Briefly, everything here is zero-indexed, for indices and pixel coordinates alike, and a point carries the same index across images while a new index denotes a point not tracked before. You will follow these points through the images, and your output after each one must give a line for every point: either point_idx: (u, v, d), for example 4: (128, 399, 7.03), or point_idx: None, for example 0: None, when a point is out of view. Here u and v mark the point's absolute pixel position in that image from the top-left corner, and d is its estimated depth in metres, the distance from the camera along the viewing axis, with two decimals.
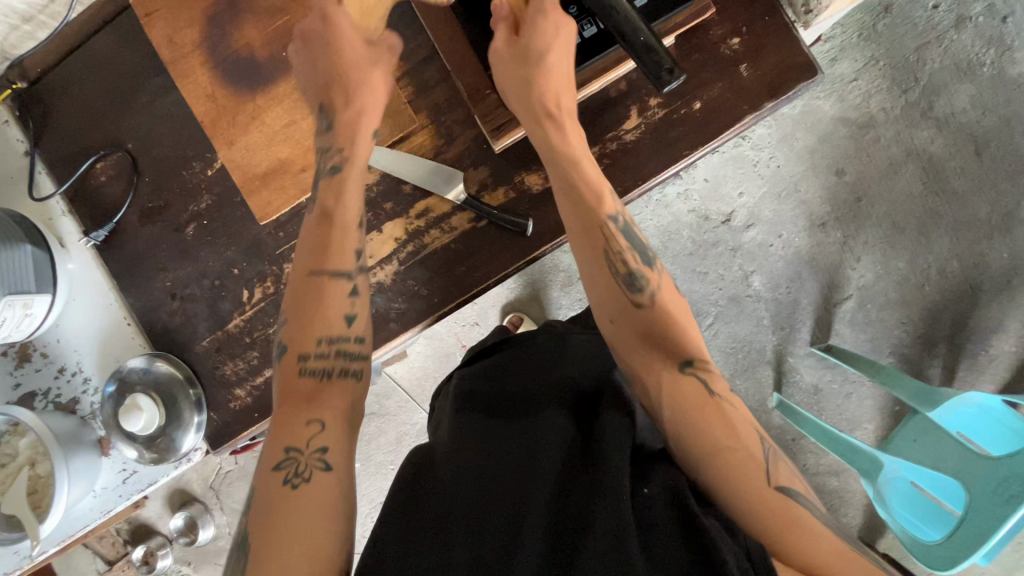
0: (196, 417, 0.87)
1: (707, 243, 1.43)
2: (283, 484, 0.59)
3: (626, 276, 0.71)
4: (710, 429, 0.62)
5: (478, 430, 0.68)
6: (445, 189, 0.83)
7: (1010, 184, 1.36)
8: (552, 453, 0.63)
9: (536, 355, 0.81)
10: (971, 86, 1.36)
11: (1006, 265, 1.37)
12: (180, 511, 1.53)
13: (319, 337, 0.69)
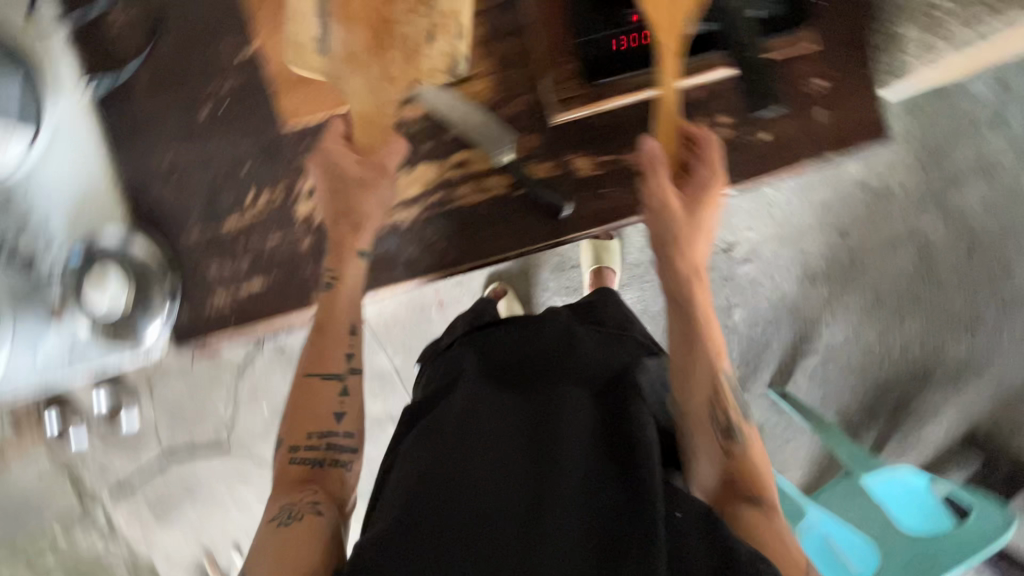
0: (167, 307, 0.81)
1: None
2: (276, 525, 0.63)
3: (725, 423, 0.75)
4: (762, 534, 0.63)
5: (503, 416, 0.68)
6: (490, 146, 0.78)
7: (989, 287, 1.43)
8: (579, 447, 0.64)
9: (557, 339, 0.80)
10: (985, 187, 1.41)
11: (960, 360, 1.45)
12: (104, 393, 1.45)
13: (310, 431, 0.73)
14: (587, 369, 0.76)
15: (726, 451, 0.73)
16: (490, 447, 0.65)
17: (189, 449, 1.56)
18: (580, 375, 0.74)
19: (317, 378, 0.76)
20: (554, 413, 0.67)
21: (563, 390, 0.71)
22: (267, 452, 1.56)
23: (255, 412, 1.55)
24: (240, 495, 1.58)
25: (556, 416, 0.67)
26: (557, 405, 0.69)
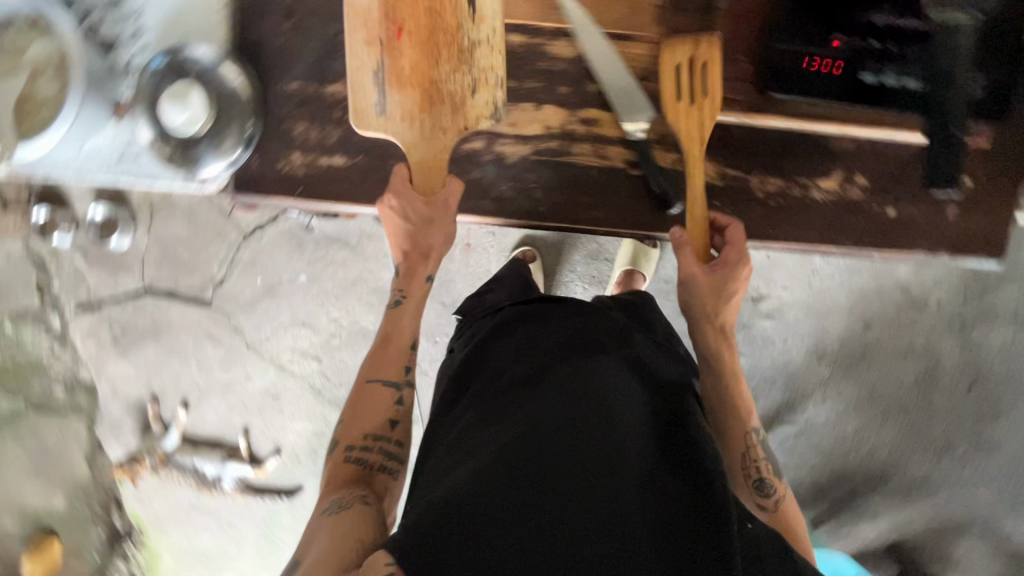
0: (237, 152, 0.81)
1: None
2: (325, 513, 0.61)
3: (758, 478, 0.79)
4: None
5: (564, 395, 0.65)
6: (627, 116, 0.85)
7: (974, 424, 1.47)
8: (642, 437, 0.61)
9: (614, 330, 0.77)
10: (1011, 333, 1.43)
11: (917, 478, 1.50)
12: (102, 204, 1.42)
13: (367, 431, 0.73)
14: (645, 363, 0.72)
15: (760, 507, 0.78)
16: (553, 427, 0.61)
17: (169, 292, 1.52)
18: (638, 366, 0.71)
19: (375, 383, 0.77)
20: (616, 398, 0.64)
21: (624, 378, 0.67)
22: (245, 323, 1.53)
23: (247, 280, 1.51)
24: (203, 353, 1.55)
25: (619, 402, 0.64)
26: (619, 390, 0.65)
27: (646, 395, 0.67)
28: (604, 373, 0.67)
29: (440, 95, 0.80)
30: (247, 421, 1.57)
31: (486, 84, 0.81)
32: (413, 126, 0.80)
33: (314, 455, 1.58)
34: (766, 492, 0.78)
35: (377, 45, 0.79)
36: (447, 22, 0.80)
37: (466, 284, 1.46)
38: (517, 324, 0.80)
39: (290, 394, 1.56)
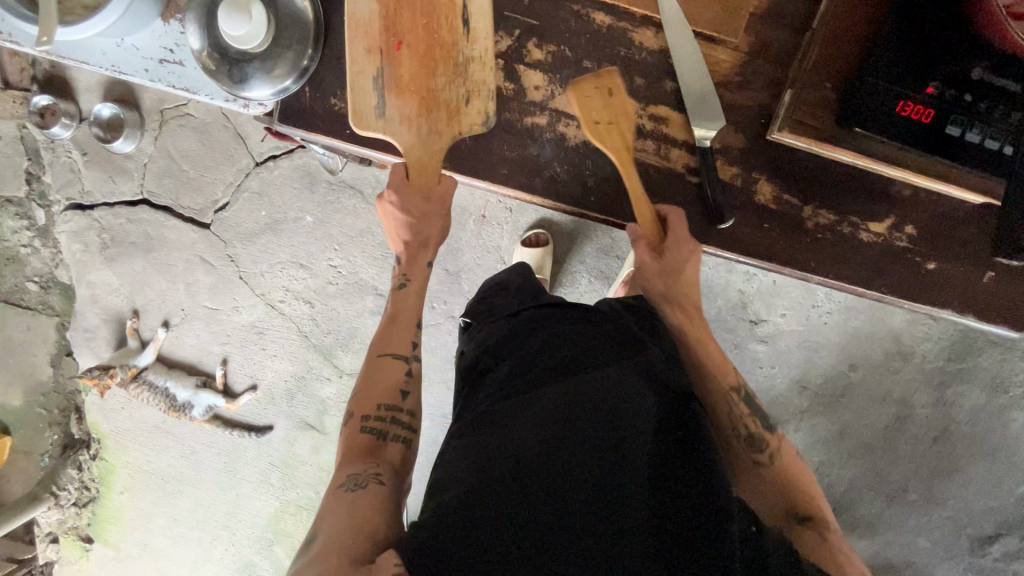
0: (288, 82, 0.64)
1: (723, 323, 1.48)
2: (341, 489, 0.60)
3: (748, 434, 0.73)
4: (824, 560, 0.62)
5: (568, 401, 0.62)
6: None
7: (930, 477, 1.53)
8: (645, 451, 0.59)
9: (629, 332, 0.72)
10: (984, 398, 1.48)
11: (866, 518, 1.56)
12: (113, 103, 1.41)
13: (380, 401, 0.69)
14: (658, 368, 0.68)
15: (757, 464, 0.73)
16: (553, 436, 0.59)
17: (169, 208, 1.47)
18: (649, 371, 0.67)
19: (387, 357, 0.72)
20: (622, 408, 0.61)
21: (632, 385, 0.64)
22: (242, 253, 1.49)
23: (251, 211, 1.47)
24: (193, 277, 1.50)
25: (625, 412, 0.61)
26: (625, 393, 0.62)
27: (654, 404, 0.63)
28: (611, 380, 0.64)
29: (434, 102, 0.62)
30: (228, 353, 1.54)
31: (482, 95, 0.62)
32: (411, 130, 0.62)
33: (290, 398, 1.56)
34: (760, 446, 0.73)
35: (374, 32, 0.61)
36: (438, 6, 0.61)
37: (474, 256, 1.44)
38: (530, 320, 0.76)
39: (276, 333, 1.53)
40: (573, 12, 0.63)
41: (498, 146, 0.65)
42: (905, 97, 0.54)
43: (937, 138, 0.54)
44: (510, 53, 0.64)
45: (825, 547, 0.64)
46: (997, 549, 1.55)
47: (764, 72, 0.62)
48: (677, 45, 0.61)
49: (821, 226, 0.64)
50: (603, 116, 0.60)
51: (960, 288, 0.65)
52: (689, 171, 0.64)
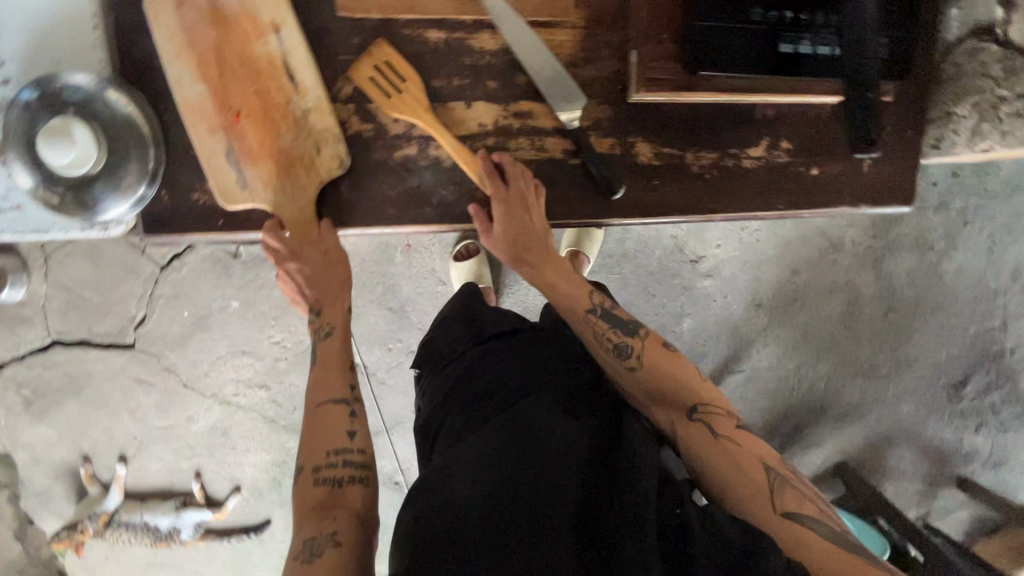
0: (143, 190, 0.60)
1: (668, 271, 1.51)
2: (298, 560, 0.56)
3: (616, 344, 0.73)
4: (713, 461, 0.64)
5: (497, 437, 0.62)
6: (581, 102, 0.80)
7: (893, 346, 1.62)
8: (574, 469, 0.58)
9: (559, 363, 0.74)
10: (915, 261, 1.57)
11: (852, 403, 1.64)
12: None
13: (328, 448, 0.67)
14: (586, 395, 0.70)
15: (629, 368, 0.72)
16: (483, 472, 0.58)
17: (83, 341, 1.38)
18: (578, 399, 0.69)
19: (327, 405, 0.70)
20: (548, 434, 0.62)
21: (559, 413, 0.65)
22: (178, 361, 1.41)
23: (172, 316, 1.39)
24: (135, 402, 1.41)
25: (552, 437, 0.61)
26: (551, 421, 0.63)
27: (586, 424, 0.65)
28: (537, 411, 0.65)
29: (289, 159, 0.61)
30: (198, 464, 1.47)
31: (330, 138, 0.61)
32: (277, 193, 0.61)
33: (277, 485, 1.51)
34: (627, 352, 0.73)
35: (208, 114, 0.59)
36: (261, 70, 0.59)
37: (413, 285, 1.42)
38: (469, 367, 0.75)
39: (241, 428, 1.47)
40: (406, 36, 0.60)
41: (379, 188, 0.63)
42: (736, 27, 0.55)
43: (776, 57, 0.56)
44: (357, 96, 0.61)
45: (710, 441, 0.65)
46: (970, 389, 1.66)
47: (607, 40, 0.62)
48: (514, 41, 0.60)
49: (707, 167, 0.66)
50: (411, 71, 0.60)
51: (848, 183, 0.68)
52: (569, 154, 0.65)
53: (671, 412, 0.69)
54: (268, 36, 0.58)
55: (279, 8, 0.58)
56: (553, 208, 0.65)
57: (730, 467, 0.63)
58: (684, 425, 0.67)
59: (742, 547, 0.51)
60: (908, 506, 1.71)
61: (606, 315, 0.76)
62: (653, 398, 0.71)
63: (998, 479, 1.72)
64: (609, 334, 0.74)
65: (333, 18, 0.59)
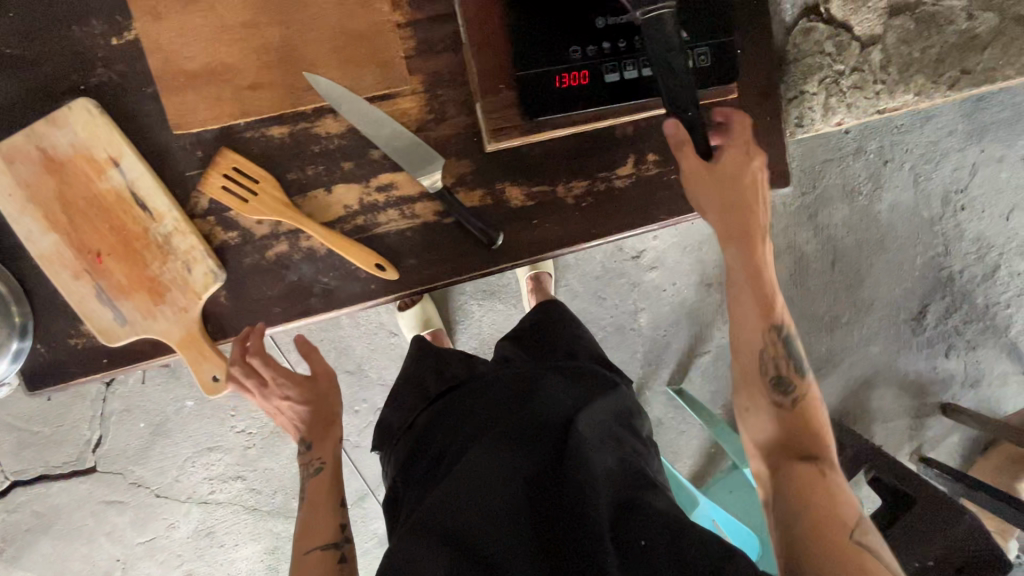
0: (17, 345, 0.59)
1: (613, 272, 1.46)
2: None
3: (779, 377, 0.61)
4: (810, 494, 0.53)
5: (441, 504, 0.58)
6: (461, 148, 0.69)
7: (852, 292, 1.61)
8: (527, 523, 0.57)
9: (500, 392, 0.68)
10: (846, 209, 1.57)
11: (822, 355, 1.62)
12: None
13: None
14: (535, 412, 0.64)
15: (778, 405, 0.60)
16: (436, 543, 0.56)
17: (43, 475, 1.34)
18: (522, 426, 0.63)
19: (314, 552, 0.61)
20: (498, 486, 0.59)
21: (508, 452, 0.61)
22: (145, 473, 1.37)
23: (129, 430, 1.36)
24: (110, 524, 1.38)
25: (504, 488, 0.59)
26: (498, 465, 0.60)
27: (535, 459, 0.61)
28: (484, 455, 0.60)
29: (164, 288, 0.59)
30: (189, 569, 1.43)
31: (200, 257, 0.59)
32: (158, 322, 0.60)
33: (274, 571, 1.47)
34: (786, 389, 0.61)
35: (68, 260, 0.58)
36: (110, 206, 0.58)
37: (365, 343, 1.39)
38: (426, 425, 0.72)
39: (225, 524, 1.43)
40: (249, 139, 0.60)
41: (259, 290, 0.62)
42: (559, 69, 0.56)
43: (605, 89, 0.57)
44: (215, 207, 0.60)
45: (806, 472, 0.55)
46: (931, 317, 1.64)
47: (451, 98, 0.62)
48: (357, 120, 0.60)
49: (582, 196, 0.67)
50: (262, 172, 0.60)
51: None
52: (441, 215, 0.64)
53: (780, 454, 0.58)
54: (109, 171, 0.57)
55: (114, 142, 0.57)
56: (443, 268, 0.65)
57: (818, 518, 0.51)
58: (795, 471, 0.56)
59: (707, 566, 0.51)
60: (900, 444, 1.68)
61: (789, 343, 0.62)
62: (780, 449, 0.59)
63: (979, 398, 1.69)
64: (778, 363, 0.62)
65: (171, 137, 0.59)
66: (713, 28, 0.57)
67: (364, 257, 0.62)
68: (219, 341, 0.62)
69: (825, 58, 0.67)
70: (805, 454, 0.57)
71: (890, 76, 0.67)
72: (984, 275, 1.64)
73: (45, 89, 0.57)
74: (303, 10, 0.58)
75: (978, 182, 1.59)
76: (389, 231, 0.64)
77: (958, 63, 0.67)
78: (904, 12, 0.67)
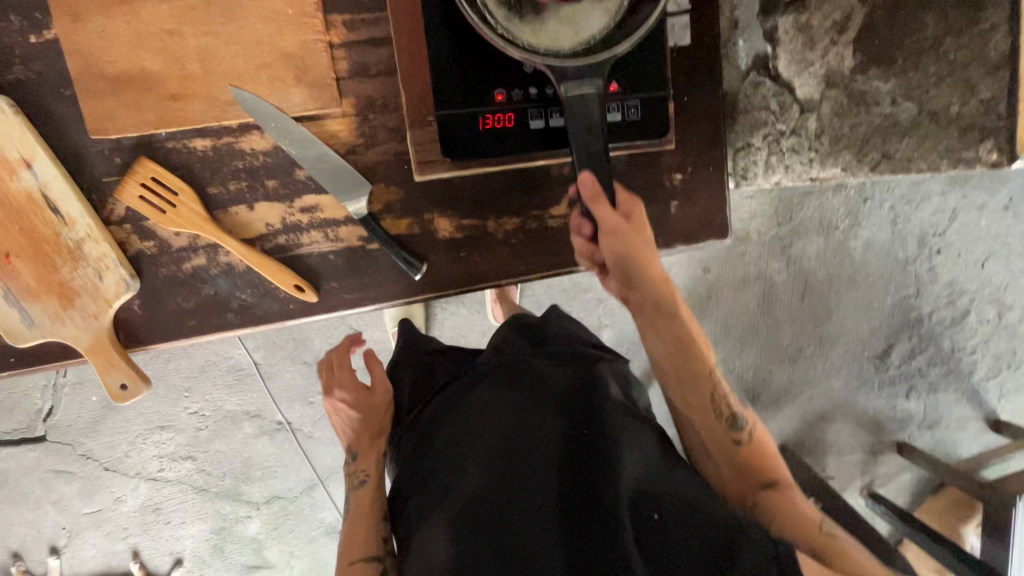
0: None
1: (580, 286, 1.35)
2: None
3: (729, 414, 0.67)
4: (788, 510, 0.64)
5: (471, 480, 0.59)
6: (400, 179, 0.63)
7: (823, 326, 1.42)
8: (554, 502, 0.57)
9: (504, 369, 0.66)
10: (822, 242, 1.37)
11: (784, 386, 1.45)
12: None
13: None
14: (542, 388, 0.63)
15: (735, 440, 0.67)
16: (468, 530, 0.56)
17: None
18: (532, 397, 0.62)
19: (359, 564, 0.69)
20: (523, 460, 0.59)
21: (521, 430, 0.60)
22: (94, 446, 1.37)
23: (82, 402, 1.34)
24: (57, 492, 1.39)
25: (524, 468, 0.58)
26: (518, 435, 0.60)
27: (552, 426, 0.60)
28: (499, 437, 0.60)
29: (72, 294, 0.59)
30: (134, 543, 1.44)
31: (111, 265, 0.59)
32: (65, 326, 0.59)
33: (219, 551, 1.47)
34: (734, 419, 0.68)
35: None
36: (21, 207, 0.57)
37: (325, 337, 1.36)
38: (425, 413, 0.69)
39: (172, 502, 1.43)
40: (171, 150, 0.59)
41: (173, 302, 0.62)
42: (483, 111, 0.56)
43: (530, 135, 0.57)
44: (132, 215, 0.59)
45: (768, 493, 0.65)
46: (895, 356, 1.44)
47: (383, 123, 0.61)
48: (283, 141, 0.59)
49: (511, 232, 0.66)
50: (181, 183, 0.59)
51: (657, 228, 0.67)
52: (365, 241, 0.63)
53: (743, 480, 0.66)
54: (21, 172, 0.56)
55: (27, 143, 0.56)
56: (362, 293, 0.64)
57: (788, 520, 0.62)
58: (757, 495, 0.65)
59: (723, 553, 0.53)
60: (850, 479, 1.51)
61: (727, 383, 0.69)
62: (738, 471, 0.66)
63: (935, 440, 1.48)
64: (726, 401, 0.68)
65: (90, 141, 0.58)
66: (649, 83, 0.58)
67: (284, 276, 0.61)
68: (130, 348, 0.62)
69: (768, 115, 0.65)
70: (763, 477, 0.66)
71: (823, 145, 0.62)
72: (953, 320, 1.42)
73: None
74: (231, 23, 0.57)
75: (958, 227, 1.37)
76: (310, 253, 0.63)
77: (881, 146, 0.58)
78: (839, 85, 0.58)
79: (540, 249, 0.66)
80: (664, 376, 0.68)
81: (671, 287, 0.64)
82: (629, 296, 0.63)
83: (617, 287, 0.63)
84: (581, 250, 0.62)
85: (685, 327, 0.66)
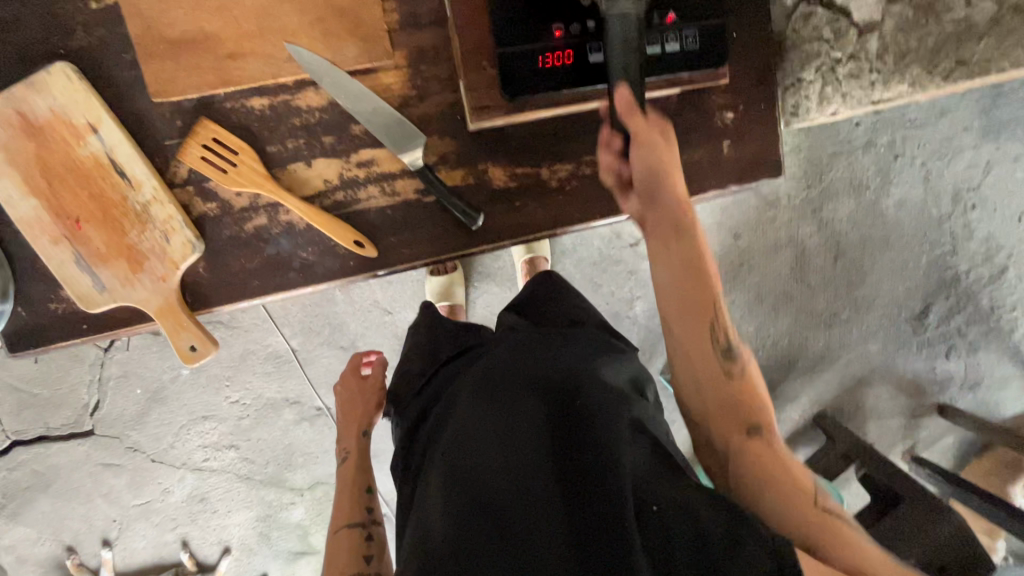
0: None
1: (610, 258, 1.22)
2: None
3: (726, 343, 0.55)
4: (776, 474, 0.50)
5: (461, 458, 0.53)
6: (447, 131, 0.63)
7: (863, 288, 1.34)
8: (545, 472, 0.50)
9: (499, 354, 0.62)
10: (852, 203, 1.30)
11: (823, 350, 1.36)
12: None
13: (352, 548, 0.67)
14: (533, 372, 0.58)
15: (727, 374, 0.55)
16: (455, 507, 0.50)
17: (42, 437, 1.34)
18: (527, 376, 0.58)
19: (343, 531, 0.69)
20: (512, 434, 0.53)
21: (508, 408, 0.55)
22: (140, 438, 1.36)
23: (126, 395, 1.34)
24: (107, 486, 1.38)
25: (513, 444, 0.53)
26: (508, 412, 0.55)
27: (544, 403, 0.55)
28: (491, 414, 0.55)
29: (140, 256, 0.60)
30: (183, 533, 1.43)
31: (175, 227, 0.60)
32: (135, 289, 0.60)
33: (266, 539, 1.46)
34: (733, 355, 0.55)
35: (46, 226, 0.58)
36: (89, 172, 0.58)
37: (359, 320, 1.33)
38: (433, 399, 0.66)
39: (218, 491, 1.41)
40: (229, 110, 0.60)
41: (237, 262, 0.62)
42: (541, 48, 0.57)
43: (589, 68, 0.58)
44: (194, 176, 0.60)
45: (756, 450, 0.52)
46: (933, 317, 1.35)
47: (434, 74, 0.62)
48: (337, 94, 0.59)
49: (567, 179, 0.65)
50: (241, 143, 0.59)
51: (710, 167, 0.66)
52: (420, 194, 0.63)
53: (726, 425, 0.53)
54: (87, 138, 0.58)
55: (92, 109, 0.57)
56: (420, 247, 0.64)
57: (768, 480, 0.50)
58: (740, 441, 0.52)
59: (721, 533, 0.43)
60: (893, 445, 1.41)
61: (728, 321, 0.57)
62: (727, 415, 0.54)
63: (977, 401, 1.40)
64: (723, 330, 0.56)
65: (153, 105, 0.59)
66: (704, 12, 0.59)
67: (344, 232, 0.61)
68: (197, 311, 0.62)
69: (821, 44, 0.66)
70: (751, 424, 0.53)
71: (885, 65, 0.66)
72: (991, 277, 1.34)
73: (42, 55, 0.58)
74: None
75: (992, 180, 1.30)
76: (369, 209, 0.63)
77: (953, 54, 0.66)
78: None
79: (583, 193, 0.65)
80: (663, 306, 0.56)
81: (690, 209, 0.57)
82: (646, 216, 0.58)
83: (636, 205, 0.59)
84: (609, 164, 0.60)
85: (696, 244, 0.56)
